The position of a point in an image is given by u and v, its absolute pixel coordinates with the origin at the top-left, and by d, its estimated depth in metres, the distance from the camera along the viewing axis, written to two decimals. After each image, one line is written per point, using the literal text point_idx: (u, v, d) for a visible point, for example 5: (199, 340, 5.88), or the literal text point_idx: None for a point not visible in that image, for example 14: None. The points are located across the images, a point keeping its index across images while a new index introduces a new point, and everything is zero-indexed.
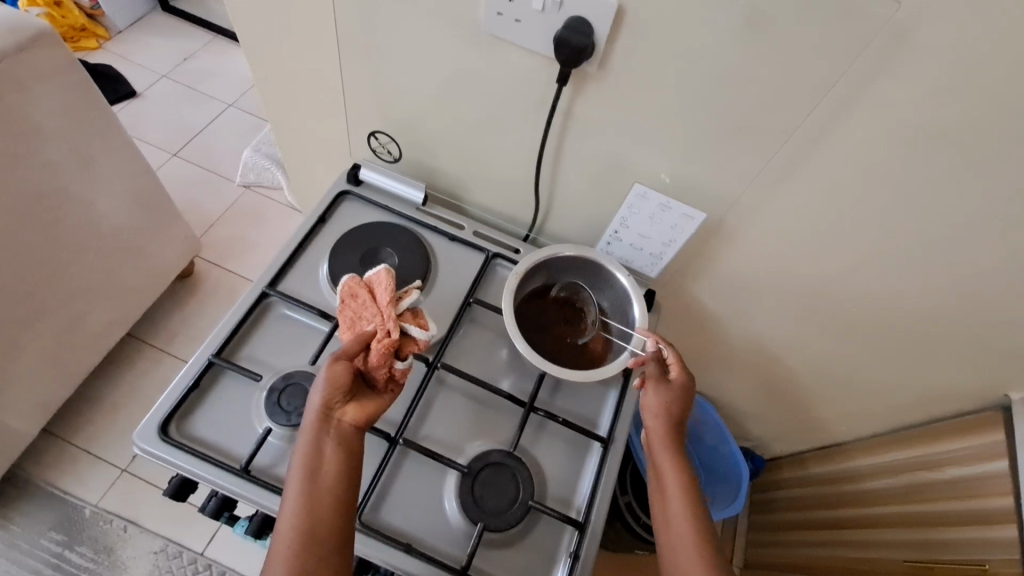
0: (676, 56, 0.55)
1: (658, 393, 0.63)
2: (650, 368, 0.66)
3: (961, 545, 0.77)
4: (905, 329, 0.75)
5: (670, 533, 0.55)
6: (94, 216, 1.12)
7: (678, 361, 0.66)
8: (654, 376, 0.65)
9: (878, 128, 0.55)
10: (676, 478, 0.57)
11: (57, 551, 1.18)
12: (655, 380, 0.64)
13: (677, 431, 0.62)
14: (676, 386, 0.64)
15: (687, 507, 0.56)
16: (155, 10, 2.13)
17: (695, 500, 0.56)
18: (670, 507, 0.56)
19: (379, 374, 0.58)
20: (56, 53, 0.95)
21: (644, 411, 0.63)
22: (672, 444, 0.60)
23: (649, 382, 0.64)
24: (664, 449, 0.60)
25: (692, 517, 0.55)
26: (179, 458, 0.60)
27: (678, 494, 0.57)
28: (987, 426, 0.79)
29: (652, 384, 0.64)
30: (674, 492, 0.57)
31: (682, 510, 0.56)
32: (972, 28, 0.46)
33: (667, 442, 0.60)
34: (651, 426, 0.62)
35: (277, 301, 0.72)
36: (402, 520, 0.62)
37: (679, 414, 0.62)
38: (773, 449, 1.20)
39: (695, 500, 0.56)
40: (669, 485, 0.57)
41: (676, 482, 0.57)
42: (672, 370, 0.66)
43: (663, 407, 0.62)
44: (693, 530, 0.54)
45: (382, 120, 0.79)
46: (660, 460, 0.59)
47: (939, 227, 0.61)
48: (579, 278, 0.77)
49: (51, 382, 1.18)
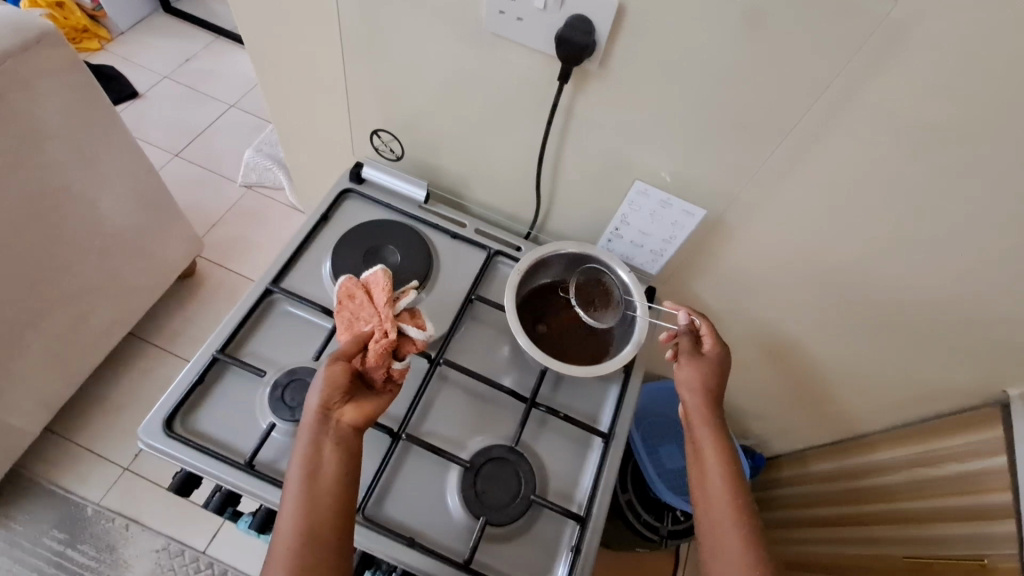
0: (676, 54, 0.56)
1: (694, 366, 0.63)
2: (683, 342, 0.66)
3: (961, 542, 0.78)
4: (905, 326, 0.76)
5: (709, 503, 0.56)
6: (97, 215, 1.13)
7: (712, 333, 0.66)
8: (686, 349, 0.65)
9: (875, 125, 0.55)
10: (715, 450, 0.59)
11: (60, 549, 1.19)
12: (689, 354, 0.64)
13: (715, 400, 0.62)
14: (710, 358, 0.64)
15: (726, 479, 0.57)
16: (157, 11, 2.14)
17: (733, 472, 0.58)
18: (709, 477, 0.58)
19: (378, 374, 0.58)
20: (60, 53, 0.96)
21: (680, 384, 0.63)
22: (711, 417, 0.61)
23: (682, 355, 0.65)
24: (703, 422, 0.61)
25: (731, 488, 0.57)
26: (184, 452, 0.61)
27: (716, 466, 0.58)
28: (986, 422, 0.79)
29: (686, 358, 0.64)
30: (712, 461, 0.58)
31: (721, 482, 0.57)
32: (968, 24, 0.46)
33: (707, 414, 0.61)
34: (688, 399, 0.62)
35: (280, 298, 0.73)
36: (404, 514, 0.62)
37: (716, 383, 0.63)
38: (773, 447, 1.20)
39: (734, 471, 0.58)
40: (707, 458, 0.59)
41: (715, 454, 0.59)
42: (706, 342, 0.66)
43: (700, 380, 0.63)
44: (733, 500, 0.56)
45: (384, 119, 0.80)
46: (698, 432, 0.60)
47: (937, 223, 0.61)
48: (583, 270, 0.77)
49: (53, 381, 1.19)
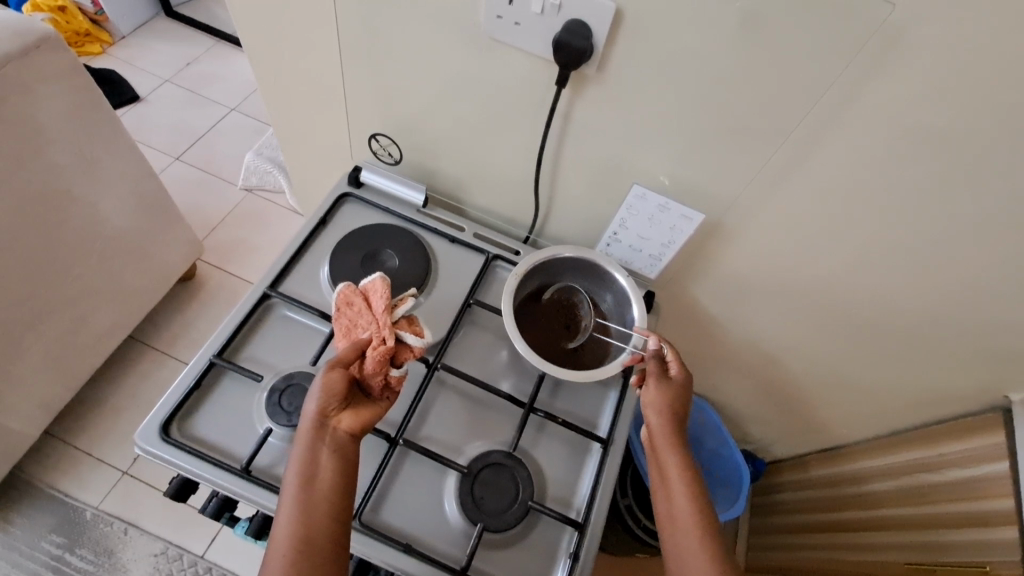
0: (675, 58, 0.55)
1: (658, 389, 0.63)
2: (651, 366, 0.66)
3: (962, 547, 0.77)
4: (905, 331, 0.75)
5: (674, 527, 0.55)
6: (97, 218, 1.13)
7: (677, 358, 0.66)
8: (653, 373, 0.65)
9: (875, 128, 0.55)
10: (679, 472, 0.58)
11: (58, 554, 1.18)
12: (655, 377, 0.64)
13: (678, 425, 0.62)
14: (675, 382, 0.64)
15: (691, 505, 0.55)
16: (159, 15, 2.14)
17: (698, 494, 0.56)
18: (675, 499, 0.56)
19: (375, 381, 0.58)
20: (61, 57, 0.96)
21: (645, 407, 0.63)
22: (672, 442, 0.60)
23: (650, 378, 0.65)
24: (665, 444, 0.60)
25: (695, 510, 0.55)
26: (180, 458, 0.60)
27: (682, 488, 0.57)
28: (988, 428, 0.79)
29: (652, 379, 0.64)
30: (677, 488, 0.57)
31: (686, 507, 0.55)
32: (968, 29, 0.46)
33: (669, 437, 0.60)
34: (652, 423, 0.62)
35: (278, 302, 0.73)
36: (401, 520, 0.62)
37: (678, 407, 0.62)
38: (774, 452, 1.19)
39: (699, 493, 0.56)
40: (672, 484, 0.57)
41: (679, 475, 0.58)
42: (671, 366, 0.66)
43: (663, 403, 0.62)
44: (699, 523, 0.54)
45: (382, 122, 0.80)
46: (663, 458, 0.59)
47: (939, 228, 0.61)
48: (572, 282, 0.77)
49: (53, 385, 1.18)
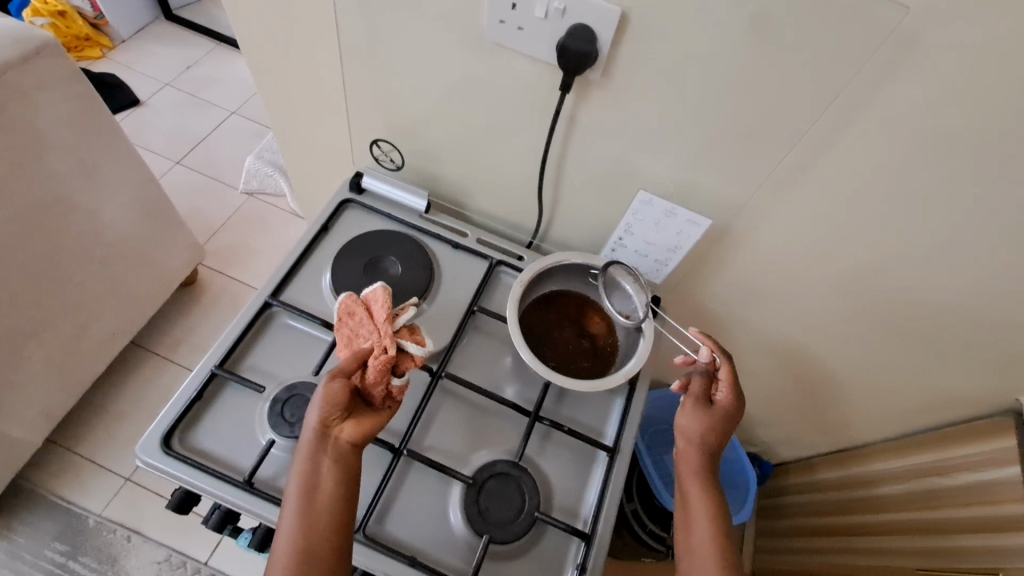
0: (680, 62, 0.55)
1: (698, 413, 0.64)
2: (697, 384, 0.66)
3: (973, 553, 0.77)
4: (915, 334, 0.74)
5: (692, 554, 0.57)
6: (97, 224, 1.12)
7: (729, 381, 0.65)
8: (697, 392, 0.65)
9: (885, 132, 0.54)
10: (703, 502, 0.60)
11: (62, 561, 1.18)
12: (697, 399, 0.65)
13: (714, 457, 0.63)
14: (718, 408, 0.64)
15: (711, 531, 0.58)
16: (158, 19, 2.13)
17: (723, 529, 0.58)
18: (696, 528, 0.58)
19: (377, 391, 0.57)
20: (59, 63, 0.96)
21: (679, 424, 0.64)
22: (701, 468, 0.61)
23: (692, 398, 0.65)
24: (694, 473, 0.61)
25: (716, 543, 0.57)
26: (182, 471, 0.60)
27: (701, 513, 0.59)
28: (1000, 431, 0.77)
29: (694, 403, 0.65)
30: (700, 512, 0.59)
31: (706, 531, 0.58)
32: (979, 33, 0.45)
33: (703, 469, 0.61)
34: (690, 441, 0.63)
35: (280, 311, 0.72)
36: (406, 531, 0.61)
37: (716, 437, 0.63)
38: (780, 455, 1.18)
39: (723, 528, 0.58)
40: (696, 507, 0.60)
41: (701, 499, 0.60)
42: (720, 391, 0.66)
43: (700, 429, 0.63)
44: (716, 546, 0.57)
45: (384, 128, 0.79)
46: (689, 481, 0.61)
47: (949, 233, 0.60)
48: (555, 308, 0.73)
49: (55, 392, 1.18)
